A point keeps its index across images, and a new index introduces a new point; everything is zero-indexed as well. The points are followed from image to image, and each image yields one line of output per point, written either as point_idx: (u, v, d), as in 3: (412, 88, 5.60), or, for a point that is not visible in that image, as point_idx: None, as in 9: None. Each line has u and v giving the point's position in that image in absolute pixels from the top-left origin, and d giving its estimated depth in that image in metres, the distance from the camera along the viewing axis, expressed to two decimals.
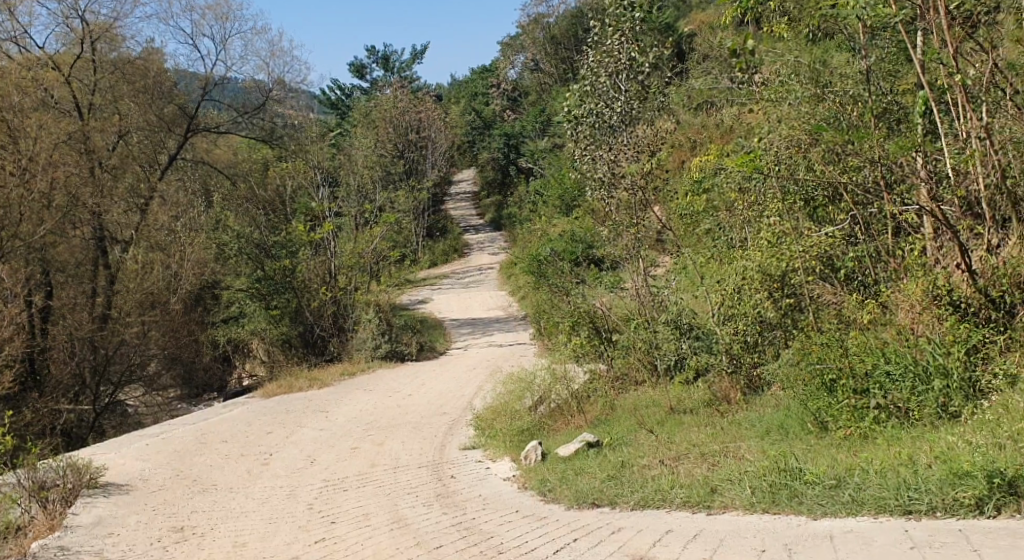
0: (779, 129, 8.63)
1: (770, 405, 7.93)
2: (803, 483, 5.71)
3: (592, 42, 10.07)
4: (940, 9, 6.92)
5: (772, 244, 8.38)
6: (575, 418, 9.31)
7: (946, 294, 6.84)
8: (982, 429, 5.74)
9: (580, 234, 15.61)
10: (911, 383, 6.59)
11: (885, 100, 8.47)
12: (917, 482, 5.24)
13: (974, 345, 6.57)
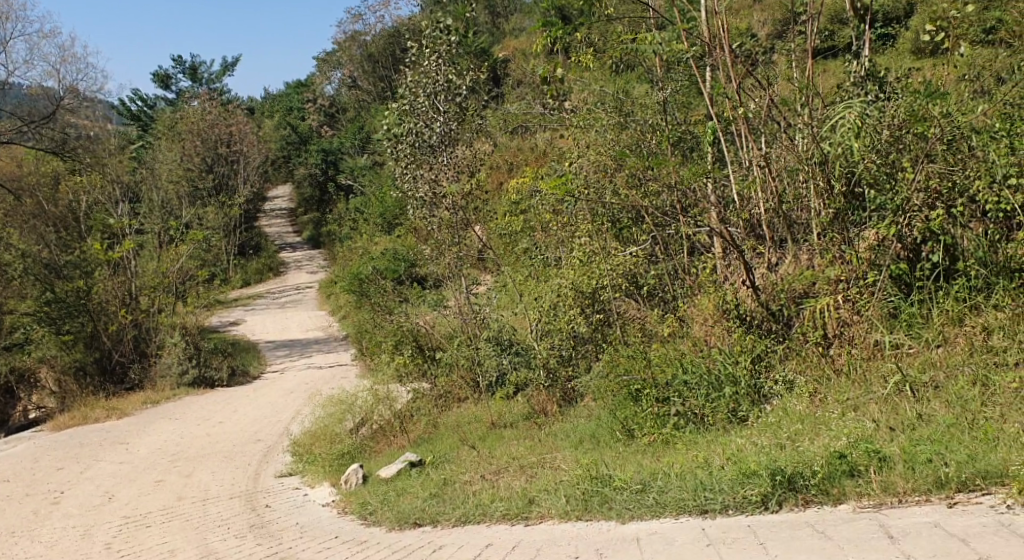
0: (587, 155, 9.10)
1: (583, 415, 8.38)
2: (613, 488, 6.04)
3: (410, 62, 10.30)
4: (725, 47, 7.51)
5: (583, 263, 8.77)
6: (397, 438, 9.43)
7: (734, 308, 7.44)
8: (767, 430, 6.31)
9: (402, 252, 15.69)
10: (705, 390, 7.14)
11: (680, 129, 9.15)
12: (711, 482, 5.61)
13: (759, 354, 7.19)
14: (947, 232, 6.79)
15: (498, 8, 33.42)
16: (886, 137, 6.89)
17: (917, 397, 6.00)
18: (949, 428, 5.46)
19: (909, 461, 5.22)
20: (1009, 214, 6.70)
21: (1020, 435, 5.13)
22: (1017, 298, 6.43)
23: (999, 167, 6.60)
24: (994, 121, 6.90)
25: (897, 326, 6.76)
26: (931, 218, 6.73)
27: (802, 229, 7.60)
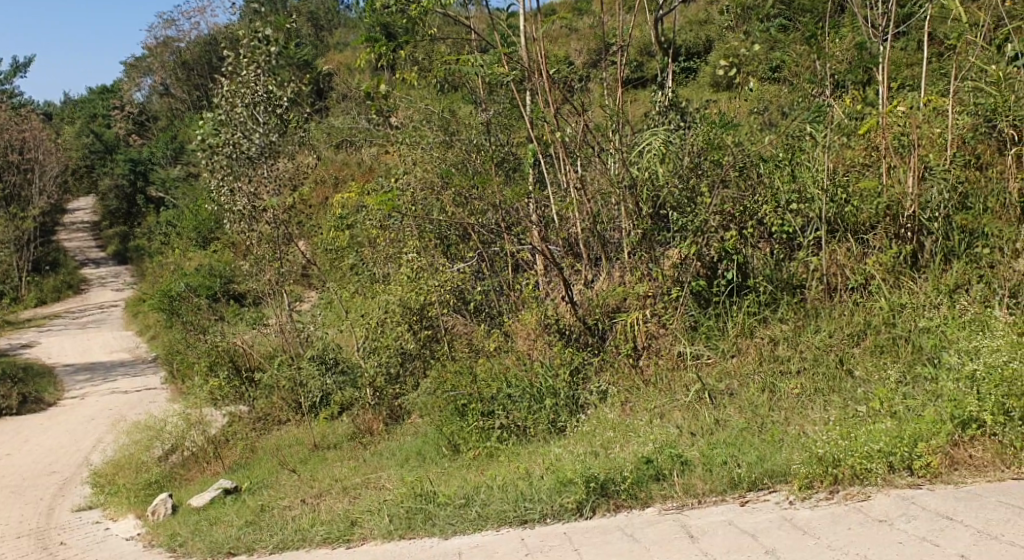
0: (414, 171, 9.24)
1: (410, 432, 8.34)
2: (437, 505, 6.04)
3: (226, 72, 10.02)
4: (544, 74, 7.78)
5: (411, 279, 8.93)
6: (212, 464, 9.14)
7: (554, 322, 7.73)
8: (583, 440, 6.52)
9: (218, 269, 15.17)
10: (527, 403, 7.29)
11: (502, 150, 9.40)
12: (531, 493, 5.74)
13: (577, 367, 7.45)
14: (740, 251, 7.30)
15: (320, 22, 33.09)
16: (687, 163, 7.42)
17: (716, 404, 6.36)
18: (741, 431, 5.84)
19: (707, 464, 5.53)
20: (791, 236, 7.35)
21: (800, 436, 5.55)
22: (799, 312, 6.94)
23: (782, 193, 7.27)
24: (778, 150, 7.51)
25: (697, 338, 7.16)
26: (726, 238, 7.24)
27: (615, 247, 7.98)
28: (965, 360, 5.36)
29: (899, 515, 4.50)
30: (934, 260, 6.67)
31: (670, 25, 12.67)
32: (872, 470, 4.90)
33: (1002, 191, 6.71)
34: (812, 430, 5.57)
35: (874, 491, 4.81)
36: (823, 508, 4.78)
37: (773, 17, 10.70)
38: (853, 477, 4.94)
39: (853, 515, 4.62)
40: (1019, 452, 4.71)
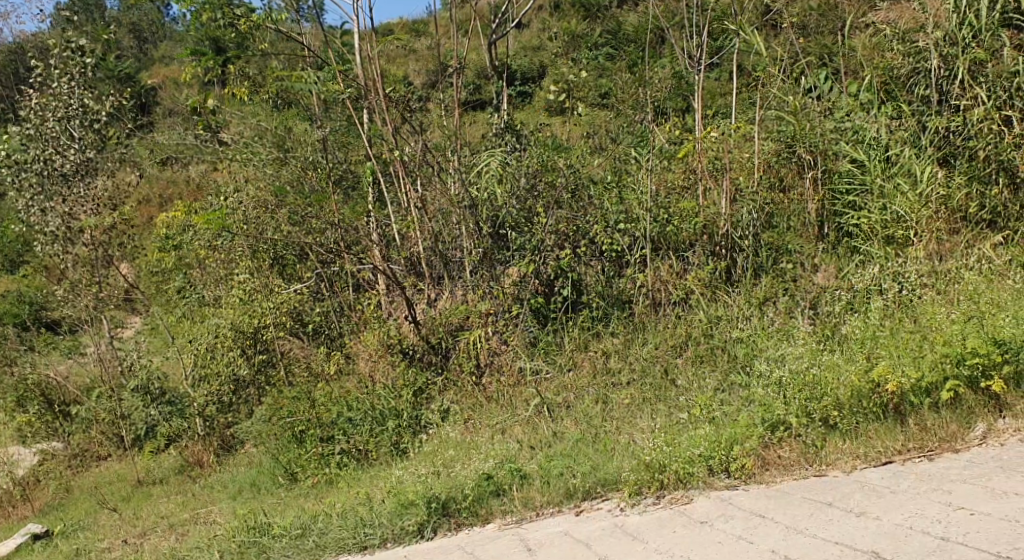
0: (246, 191, 9.06)
1: (243, 463, 8.03)
2: (271, 537, 5.76)
3: (36, 83, 9.35)
4: (380, 91, 7.71)
5: (244, 301, 8.66)
6: (21, 507, 8.55)
7: (397, 343, 7.48)
8: (424, 461, 6.29)
9: (29, 296, 14.20)
10: (369, 426, 7.05)
11: (341, 167, 9.05)
12: (370, 517, 5.55)
13: (421, 387, 7.29)
14: (575, 269, 7.45)
15: (144, 36, 31.80)
16: (523, 185, 7.60)
17: (552, 417, 6.39)
18: (576, 442, 5.85)
19: (545, 476, 5.46)
20: (620, 254, 7.55)
21: (630, 444, 5.58)
22: (628, 326, 7.19)
23: (611, 214, 7.46)
24: (607, 174, 7.77)
25: (537, 354, 7.21)
26: (561, 257, 7.39)
27: (457, 266, 7.88)
28: (770, 366, 5.69)
29: (719, 515, 4.57)
30: (746, 274, 7.09)
31: (505, 49, 12.91)
32: (694, 473, 4.95)
33: (804, 211, 7.26)
34: (641, 437, 5.65)
35: (697, 494, 4.86)
36: (651, 512, 4.83)
37: (600, 46, 11.16)
38: (678, 481, 4.98)
39: (678, 519, 4.68)
40: (820, 450, 4.81)
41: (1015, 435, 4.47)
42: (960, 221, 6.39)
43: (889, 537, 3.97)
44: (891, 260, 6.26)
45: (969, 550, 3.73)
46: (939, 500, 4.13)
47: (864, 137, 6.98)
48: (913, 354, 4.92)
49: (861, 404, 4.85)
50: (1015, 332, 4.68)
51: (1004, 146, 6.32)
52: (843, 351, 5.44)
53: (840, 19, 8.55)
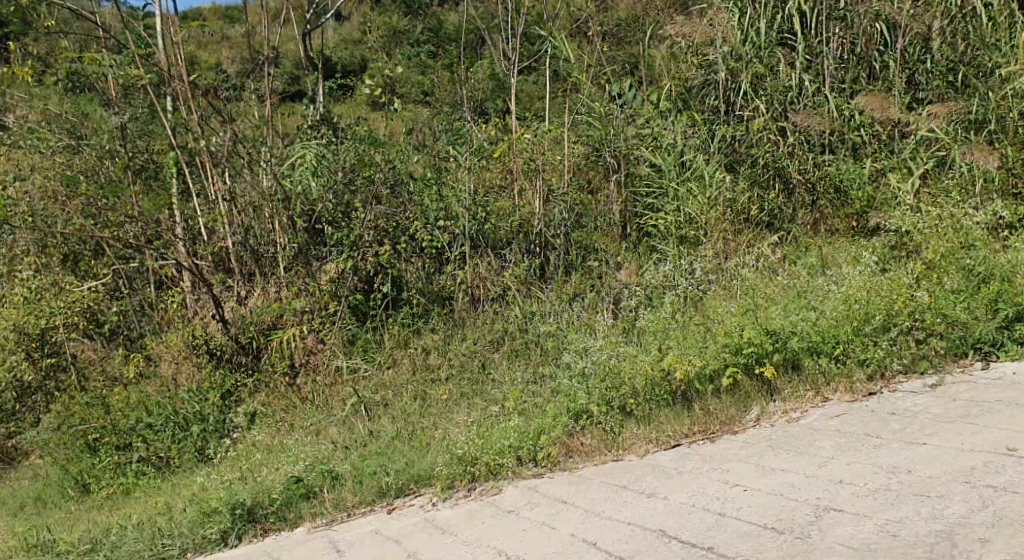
0: (35, 181, 8.44)
1: (27, 476, 7.49)
2: (55, 555, 5.17)
3: None
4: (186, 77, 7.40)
5: (30, 300, 8.03)
6: None
7: (203, 343, 7.14)
8: (229, 465, 6.03)
9: None
10: (171, 432, 6.75)
11: (140, 157, 8.58)
12: (170, 527, 5.09)
13: (228, 390, 7.00)
14: (395, 266, 7.25)
15: None
16: (338, 178, 7.27)
17: (370, 417, 6.15)
18: (391, 441, 5.61)
19: (357, 477, 5.17)
20: (439, 250, 7.36)
21: (446, 439, 5.40)
22: (449, 322, 7.04)
23: (430, 210, 7.30)
24: (427, 171, 7.55)
25: (354, 352, 6.98)
26: (380, 253, 7.18)
27: (269, 262, 7.58)
28: (574, 357, 5.74)
29: (525, 504, 4.55)
30: (557, 271, 7.21)
31: (320, 42, 12.72)
32: (504, 464, 4.88)
33: (607, 213, 7.44)
34: (457, 431, 5.48)
35: (506, 484, 4.80)
36: (462, 505, 4.70)
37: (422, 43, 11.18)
38: (489, 473, 4.88)
39: (487, 509, 4.59)
40: (617, 436, 4.95)
41: (783, 417, 4.79)
42: (744, 223, 6.83)
43: (674, 516, 4.10)
44: (684, 257, 6.60)
45: (740, 522, 3.90)
46: (717, 478, 4.35)
47: (663, 142, 7.35)
48: (697, 345, 5.20)
49: (654, 391, 5.09)
50: (783, 323, 5.02)
51: (777, 155, 6.99)
52: (639, 344, 5.67)
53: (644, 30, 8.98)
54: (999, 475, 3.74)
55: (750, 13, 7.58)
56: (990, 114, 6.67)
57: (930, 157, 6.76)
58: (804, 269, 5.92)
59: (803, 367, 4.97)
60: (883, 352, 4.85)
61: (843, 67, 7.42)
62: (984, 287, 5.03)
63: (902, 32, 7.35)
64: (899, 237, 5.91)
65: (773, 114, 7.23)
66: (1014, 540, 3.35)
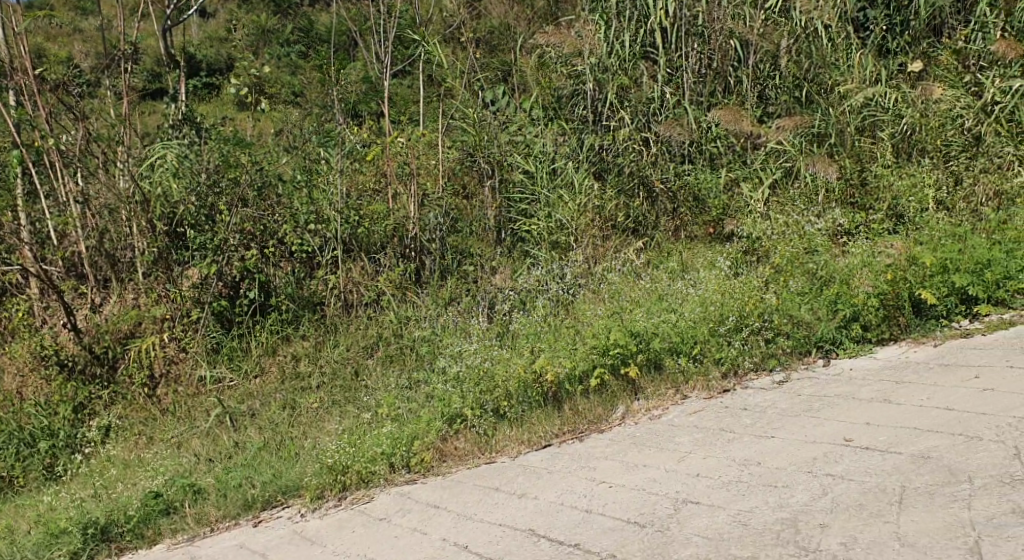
0: None
1: None
2: None
3: None
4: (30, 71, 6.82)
5: None
6: None
7: (52, 354, 6.52)
8: (80, 481, 5.71)
9: None
10: (14, 449, 6.22)
11: None
12: (11, 552, 4.76)
13: (81, 403, 6.48)
14: (262, 271, 6.92)
15: None
16: (202, 180, 6.87)
17: (236, 427, 5.96)
18: (259, 450, 5.47)
19: (221, 490, 5.03)
20: (311, 254, 7.14)
21: (315, 448, 5.28)
22: (320, 328, 6.86)
23: (301, 214, 7.05)
24: (297, 174, 7.37)
25: (219, 361, 6.64)
26: (246, 258, 6.81)
27: (126, 267, 7.05)
28: (449, 362, 5.67)
29: (398, 510, 4.48)
30: (433, 275, 7.18)
31: (181, 38, 12.25)
32: (376, 472, 4.83)
33: (483, 218, 7.50)
34: (327, 440, 5.38)
35: (378, 491, 4.74)
36: (331, 515, 4.60)
37: (293, 43, 10.89)
38: (360, 481, 4.81)
39: (357, 518, 4.50)
40: (490, 439, 4.97)
41: (647, 414, 4.97)
42: (611, 229, 7.09)
43: (544, 514, 4.13)
44: (555, 262, 6.78)
45: (606, 518, 4.00)
46: (585, 476, 4.43)
47: (534, 149, 7.54)
48: (567, 347, 5.34)
49: (526, 394, 5.13)
50: (646, 325, 5.24)
51: (640, 164, 7.32)
52: (512, 347, 5.72)
53: (514, 38, 9.11)
54: (837, 464, 4.00)
55: (615, 26, 7.91)
56: (830, 128, 7.22)
57: (778, 168, 7.18)
58: (666, 273, 6.21)
59: (664, 366, 5.20)
60: (736, 351, 5.15)
61: (701, 82, 7.76)
62: (825, 290, 5.38)
63: (754, 49, 7.73)
64: (751, 244, 6.20)
65: (637, 125, 7.55)
66: (849, 524, 3.52)
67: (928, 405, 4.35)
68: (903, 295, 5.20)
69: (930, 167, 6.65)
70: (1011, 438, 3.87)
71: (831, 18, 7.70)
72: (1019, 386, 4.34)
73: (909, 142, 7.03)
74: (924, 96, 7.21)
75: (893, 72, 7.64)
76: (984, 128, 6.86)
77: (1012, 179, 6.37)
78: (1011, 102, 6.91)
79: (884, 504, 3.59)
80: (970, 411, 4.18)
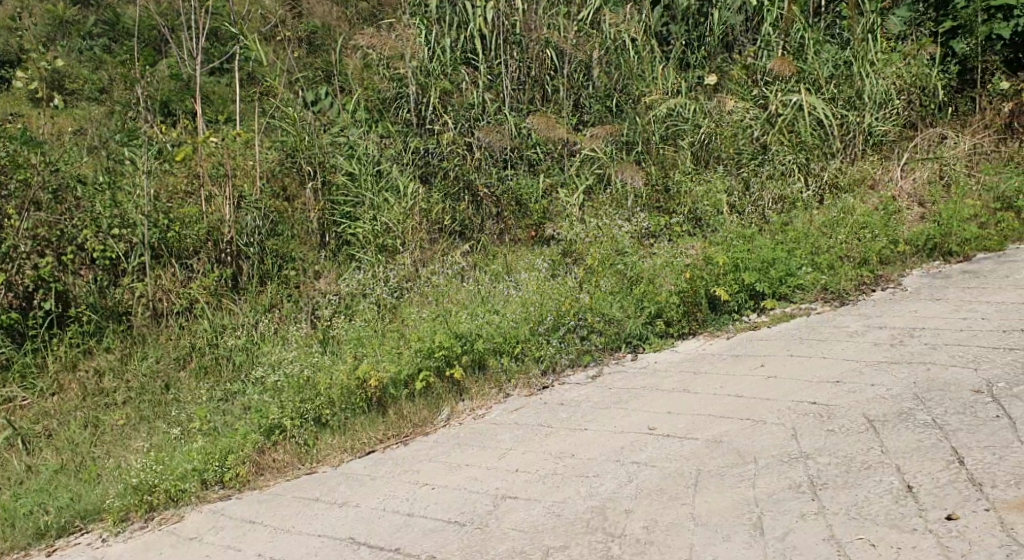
0: None
1: None
2: None
3: None
4: None
5: None
6: None
7: None
8: None
9: None
10: None
11: None
12: None
13: None
14: (59, 280, 6.48)
15: None
16: None
17: (29, 450, 5.63)
18: (54, 474, 5.23)
19: (9, 519, 4.78)
20: (115, 260, 6.79)
21: (118, 468, 5.08)
22: (126, 340, 6.52)
23: (103, 218, 6.70)
24: (95, 176, 7.06)
25: (9, 379, 6.19)
26: (39, 265, 6.35)
27: None
28: (266, 371, 5.65)
29: (210, 528, 4.38)
30: (251, 281, 6.99)
31: None
32: (187, 489, 4.68)
33: (306, 221, 7.37)
34: (131, 459, 5.18)
35: (188, 510, 4.60)
36: (137, 537, 4.45)
37: (97, 36, 10.09)
38: (168, 501, 4.66)
39: (165, 539, 4.37)
40: (311, 449, 4.92)
41: (471, 414, 5.06)
42: (438, 233, 7.21)
43: (364, 521, 4.15)
44: (380, 266, 6.80)
45: (427, 520, 4.06)
46: (408, 480, 4.46)
47: (358, 151, 7.51)
48: (391, 351, 5.36)
49: (350, 400, 5.12)
50: (470, 327, 5.35)
51: (464, 168, 7.43)
52: (333, 353, 5.69)
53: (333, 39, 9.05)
54: (642, 452, 4.25)
55: (435, 31, 8.06)
56: (637, 136, 7.63)
57: (591, 173, 7.52)
58: (489, 276, 6.38)
59: (487, 366, 5.30)
60: (554, 350, 5.35)
61: (520, 89, 8.03)
62: (633, 289, 5.69)
63: (569, 58, 8.03)
64: (567, 246, 6.50)
65: (459, 130, 7.66)
66: (651, 508, 3.76)
67: (722, 393, 4.69)
68: (700, 292, 5.58)
69: (725, 174, 7.15)
70: (791, 419, 4.24)
71: (637, 32, 8.16)
72: (797, 372, 4.75)
73: (706, 151, 7.43)
74: (719, 107, 7.67)
75: (692, 84, 8.09)
76: (769, 138, 7.34)
77: (793, 185, 6.94)
78: (791, 114, 7.42)
79: (682, 487, 3.86)
80: (756, 397, 4.54)
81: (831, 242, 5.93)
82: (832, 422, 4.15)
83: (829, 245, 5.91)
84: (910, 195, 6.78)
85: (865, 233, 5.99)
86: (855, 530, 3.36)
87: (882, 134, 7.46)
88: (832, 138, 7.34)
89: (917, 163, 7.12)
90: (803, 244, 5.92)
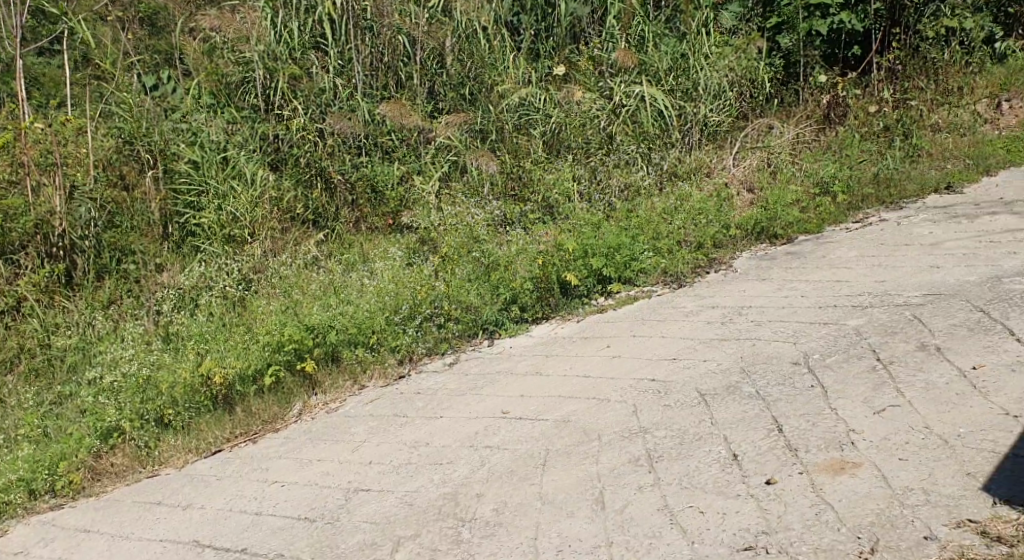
0: None
1: None
2: None
3: None
4: None
5: None
6: None
7: None
8: None
9: None
10: None
11: None
12: None
13: None
14: None
15: None
16: None
17: None
18: None
19: None
20: None
21: None
22: None
23: None
24: None
25: None
26: None
27: None
28: (101, 371, 5.41)
29: (39, 540, 4.17)
30: (87, 277, 6.65)
31: None
32: (12, 501, 4.47)
33: (146, 211, 7.03)
34: None
35: (14, 523, 4.38)
36: None
37: None
38: None
39: None
40: (152, 451, 4.75)
41: (323, 408, 4.99)
42: (289, 221, 7.06)
43: (210, 523, 4.03)
44: (226, 257, 6.62)
45: (276, 518, 3.98)
46: (257, 478, 4.36)
47: (200, 138, 7.31)
48: (238, 346, 5.20)
49: (193, 398, 4.95)
50: (322, 318, 5.23)
51: (315, 155, 7.26)
52: (174, 350, 5.48)
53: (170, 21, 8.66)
54: (495, 436, 4.29)
55: (282, 14, 7.85)
56: (490, 125, 7.67)
57: (445, 160, 7.51)
58: (343, 266, 6.31)
59: (341, 358, 5.22)
60: (410, 338, 5.34)
61: (373, 75, 7.96)
62: (489, 275, 5.73)
63: (420, 46, 8.01)
64: (423, 234, 6.50)
65: (311, 116, 7.48)
66: (500, 491, 3.81)
67: (571, 374, 4.80)
68: (553, 277, 5.68)
69: (572, 164, 7.25)
70: (632, 397, 4.37)
71: (488, 20, 8.14)
72: (639, 351, 4.91)
73: (557, 140, 7.57)
74: (567, 97, 7.77)
75: (542, 74, 8.19)
76: (614, 128, 7.53)
77: (635, 173, 7.11)
78: (634, 105, 7.60)
79: (531, 467, 3.93)
80: (602, 377, 4.66)
81: (670, 228, 6.16)
82: (669, 397, 4.31)
83: (668, 231, 6.14)
84: (742, 181, 7.07)
85: (701, 219, 6.25)
86: (688, 499, 3.50)
87: (716, 125, 7.72)
88: (671, 129, 7.57)
89: (747, 152, 7.42)
90: (645, 229, 6.12)
